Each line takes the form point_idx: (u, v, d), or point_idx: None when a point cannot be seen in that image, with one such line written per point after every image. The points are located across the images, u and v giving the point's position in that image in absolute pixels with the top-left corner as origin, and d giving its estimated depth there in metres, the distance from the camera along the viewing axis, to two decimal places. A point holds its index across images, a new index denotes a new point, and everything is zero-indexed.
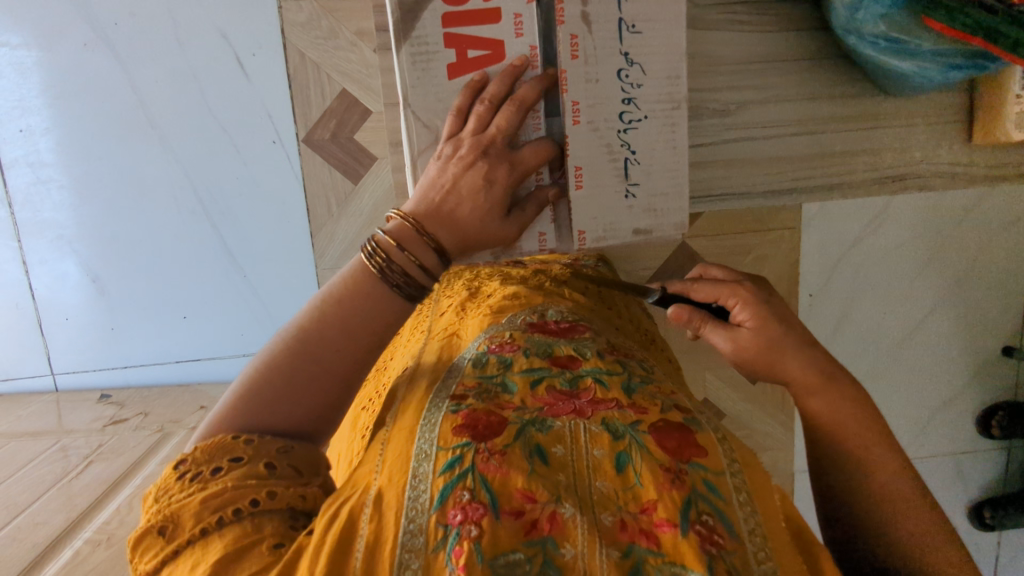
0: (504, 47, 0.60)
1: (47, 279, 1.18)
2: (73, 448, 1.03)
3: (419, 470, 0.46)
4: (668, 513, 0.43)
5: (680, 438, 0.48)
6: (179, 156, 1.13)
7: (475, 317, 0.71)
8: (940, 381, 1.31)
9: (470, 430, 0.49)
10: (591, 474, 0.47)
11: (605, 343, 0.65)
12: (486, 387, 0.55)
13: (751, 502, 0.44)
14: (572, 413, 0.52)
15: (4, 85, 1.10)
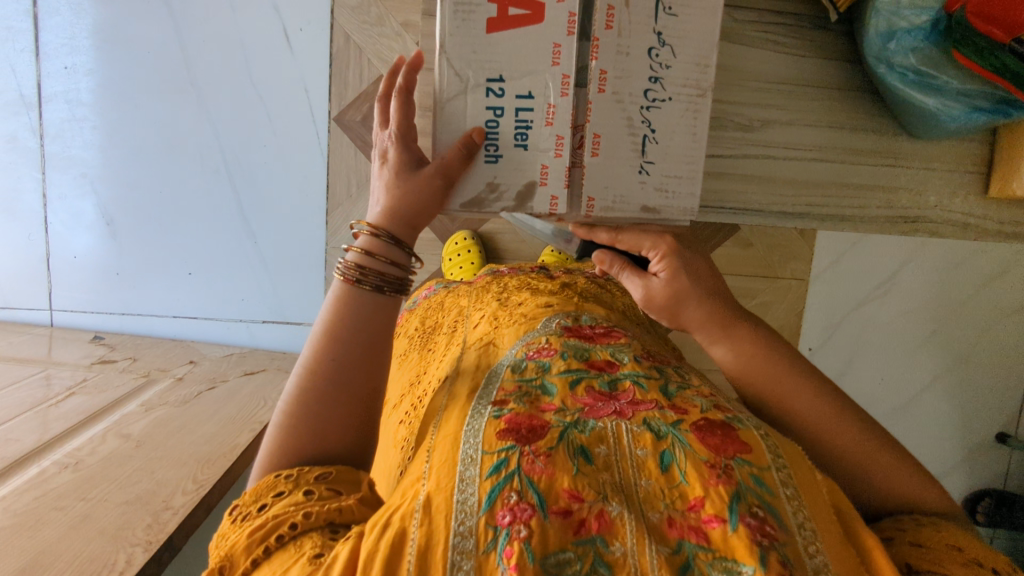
0: (545, 6, 0.47)
1: (63, 215, 1.20)
2: (57, 378, 1.03)
3: (465, 474, 0.36)
4: (716, 508, 0.35)
5: (724, 434, 0.39)
6: (212, 116, 1.15)
7: (512, 322, 0.60)
8: (932, 457, 1.27)
9: (515, 434, 0.39)
10: (635, 474, 0.38)
11: (643, 349, 0.54)
12: (525, 389, 0.45)
13: (799, 497, 0.36)
14: (613, 414, 0.42)
15: (58, 21, 1.13)
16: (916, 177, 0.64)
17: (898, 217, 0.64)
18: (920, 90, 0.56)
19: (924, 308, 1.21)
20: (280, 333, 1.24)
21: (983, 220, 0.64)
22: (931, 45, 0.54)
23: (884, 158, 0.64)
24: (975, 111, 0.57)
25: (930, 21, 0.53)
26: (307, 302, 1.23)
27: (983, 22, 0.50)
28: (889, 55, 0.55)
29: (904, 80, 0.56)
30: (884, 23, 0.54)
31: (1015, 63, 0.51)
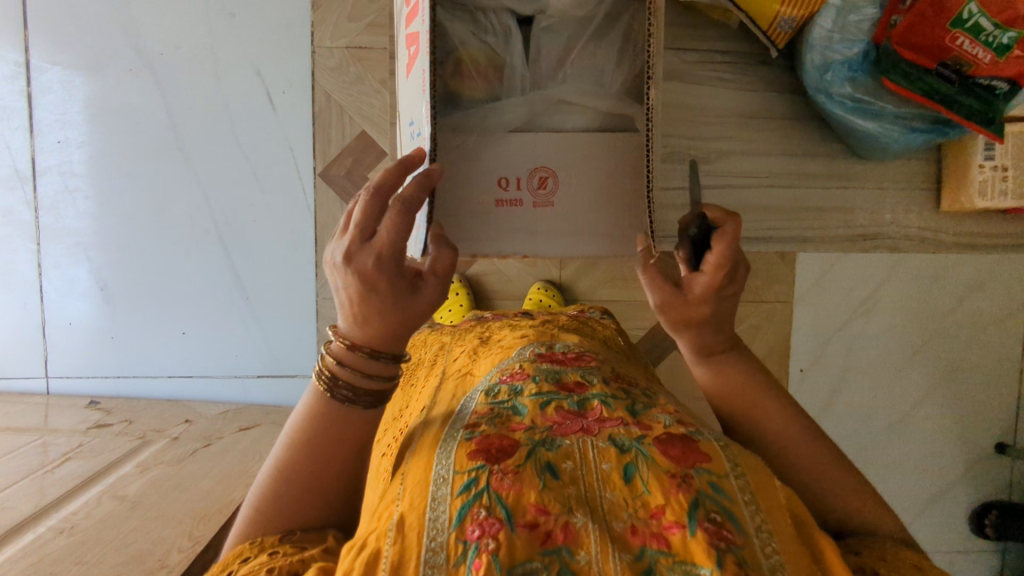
0: None
1: (57, 283, 1.22)
2: (53, 445, 1.04)
3: (436, 493, 0.38)
4: (676, 515, 0.37)
5: (684, 446, 0.42)
6: (201, 179, 1.19)
7: (490, 355, 0.63)
8: (932, 472, 1.27)
9: (484, 453, 0.41)
10: (600, 486, 0.40)
11: (612, 371, 0.57)
12: (497, 411, 0.47)
13: (754, 501, 0.39)
14: (580, 431, 0.44)
15: (51, 98, 1.18)
16: (869, 196, 0.94)
17: (856, 235, 0.96)
18: (862, 116, 0.84)
19: (908, 323, 1.22)
20: (274, 386, 1.25)
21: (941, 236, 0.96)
22: (862, 73, 0.80)
23: (834, 180, 0.93)
24: (914, 131, 0.84)
25: (860, 52, 0.79)
26: (300, 354, 1.24)
27: (905, 45, 0.77)
28: (829, 84, 0.82)
29: (845, 107, 0.84)
30: (822, 58, 0.80)
31: (945, 84, 0.78)
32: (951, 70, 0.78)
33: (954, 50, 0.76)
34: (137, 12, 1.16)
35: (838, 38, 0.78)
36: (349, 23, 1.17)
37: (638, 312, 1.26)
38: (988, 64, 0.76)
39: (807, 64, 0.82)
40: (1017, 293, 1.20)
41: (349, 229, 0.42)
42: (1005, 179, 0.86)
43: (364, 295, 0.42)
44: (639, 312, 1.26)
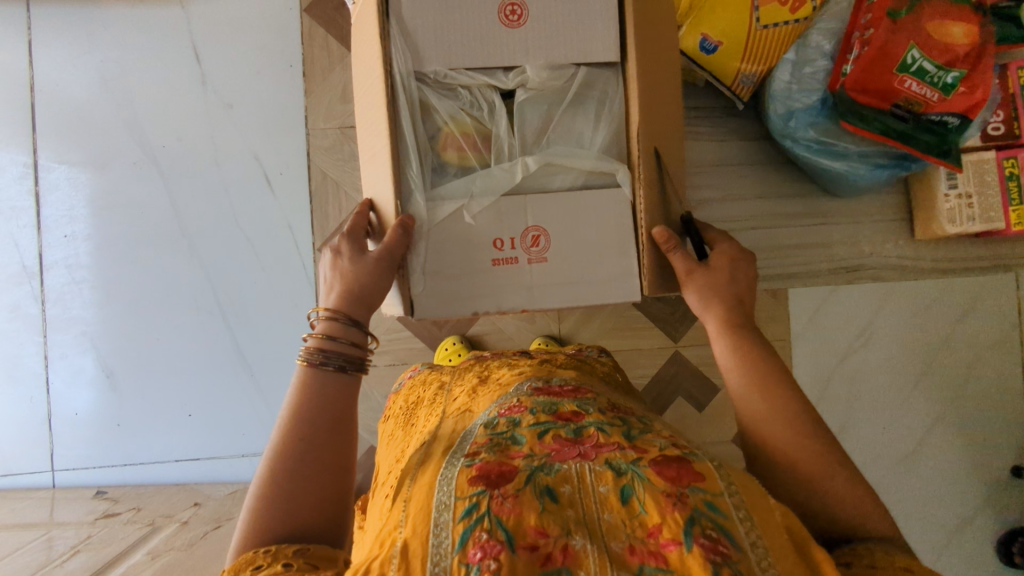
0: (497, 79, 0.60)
1: (63, 374, 1.23)
2: (60, 539, 1.02)
3: (439, 520, 0.44)
4: (672, 532, 0.43)
5: (680, 467, 0.47)
6: (204, 261, 1.23)
7: (486, 394, 0.68)
8: (952, 502, 1.25)
9: (484, 479, 0.46)
10: (598, 508, 0.46)
11: (608, 403, 0.63)
12: (496, 441, 0.53)
13: (751, 518, 0.45)
14: (577, 456, 0.50)
15: (58, 196, 1.23)
16: (845, 227, 1.20)
17: (838, 268, 1.21)
18: (827, 156, 0.93)
19: (906, 352, 1.24)
20: None
21: (913, 258, 1.21)
22: (823, 119, 0.89)
23: (814, 216, 1.19)
24: (880, 167, 0.93)
25: (818, 100, 0.88)
26: None
27: (856, 94, 0.86)
28: (793, 130, 0.92)
29: (811, 150, 0.93)
30: (785, 107, 0.90)
31: (901, 123, 0.87)
32: (904, 109, 0.87)
33: (902, 92, 0.85)
34: (141, 110, 1.22)
35: (796, 88, 0.88)
36: (341, 106, 1.24)
37: (640, 361, 1.27)
38: (937, 101, 0.85)
39: (771, 113, 0.92)
40: (1005, 314, 1.23)
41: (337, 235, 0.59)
42: (971, 204, 0.97)
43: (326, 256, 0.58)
44: (642, 360, 1.27)
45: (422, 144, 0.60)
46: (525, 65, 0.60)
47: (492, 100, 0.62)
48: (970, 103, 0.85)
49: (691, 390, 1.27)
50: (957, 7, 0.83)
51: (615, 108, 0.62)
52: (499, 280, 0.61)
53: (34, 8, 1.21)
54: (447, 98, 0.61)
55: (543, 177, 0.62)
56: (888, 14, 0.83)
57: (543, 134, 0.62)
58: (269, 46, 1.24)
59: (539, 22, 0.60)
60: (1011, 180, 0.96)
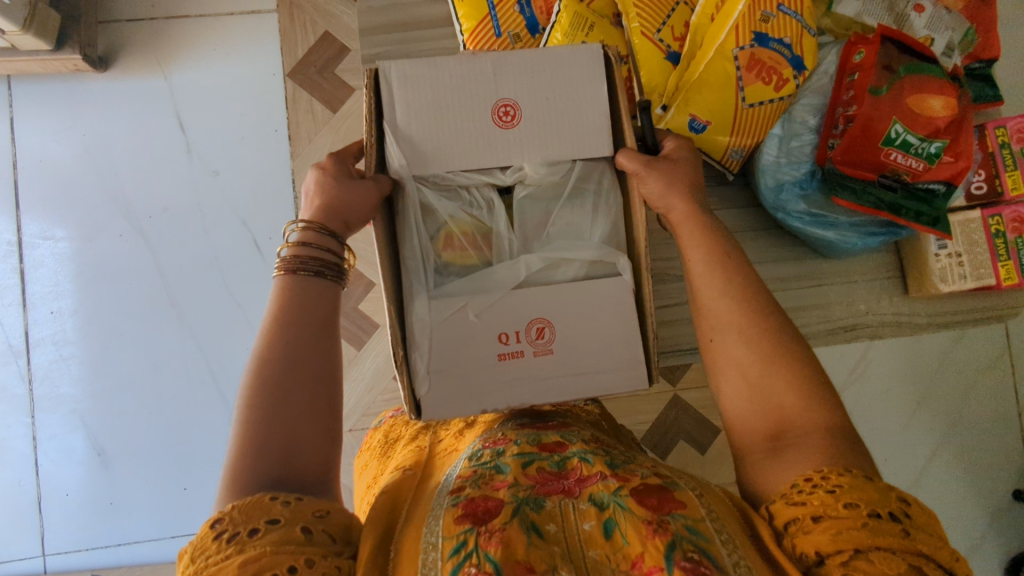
0: (486, 181, 0.62)
1: (53, 454, 1.20)
2: None
3: (427, 560, 0.45)
4: (654, 560, 0.45)
5: (660, 496, 0.50)
6: (195, 330, 1.21)
7: (471, 428, 0.71)
8: (959, 530, 1.24)
9: (470, 517, 0.48)
10: (583, 544, 0.47)
11: (590, 435, 0.67)
12: (481, 472, 0.56)
13: (733, 542, 0.47)
14: (561, 491, 0.53)
15: (43, 273, 1.21)
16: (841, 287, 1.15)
17: (837, 328, 1.15)
18: (819, 226, 0.93)
19: (902, 383, 1.24)
20: None
21: (910, 316, 1.17)
22: (814, 191, 0.91)
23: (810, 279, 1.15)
24: (871, 234, 0.93)
25: (807, 172, 0.91)
26: None
27: (845, 166, 0.88)
28: (785, 202, 0.93)
29: (803, 221, 0.93)
30: (774, 180, 0.92)
31: (890, 194, 0.88)
32: (891, 180, 0.88)
33: (890, 164, 0.87)
34: (126, 181, 1.22)
35: (786, 161, 0.90)
36: None
37: (638, 407, 1.27)
38: (923, 170, 0.88)
39: (761, 186, 0.94)
40: (994, 341, 1.25)
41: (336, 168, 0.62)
42: (961, 262, 0.98)
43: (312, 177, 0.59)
44: (641, 406, 1.27)
45: (423, 245, 0.60)
46: (523, 162, 0.62)
47: (491, 198, 0.62)
48: (955, 170, 0.87)
49: (692, 433, 1.27)
50: (937, 80, 0.85)
51: (611, 199, 0.64)
52: (507, 375, 0.60)
53: (15, 85, 1.21)
54: (447, 199, 0.61)
55: (547, 271, 0.61)
56: (870, 92, 0.85)
57: (543, 229, 0.63)
58: (253, 112, 1.24)
59: (533, 121, 0.61)
60: (998, 237, 0.97)
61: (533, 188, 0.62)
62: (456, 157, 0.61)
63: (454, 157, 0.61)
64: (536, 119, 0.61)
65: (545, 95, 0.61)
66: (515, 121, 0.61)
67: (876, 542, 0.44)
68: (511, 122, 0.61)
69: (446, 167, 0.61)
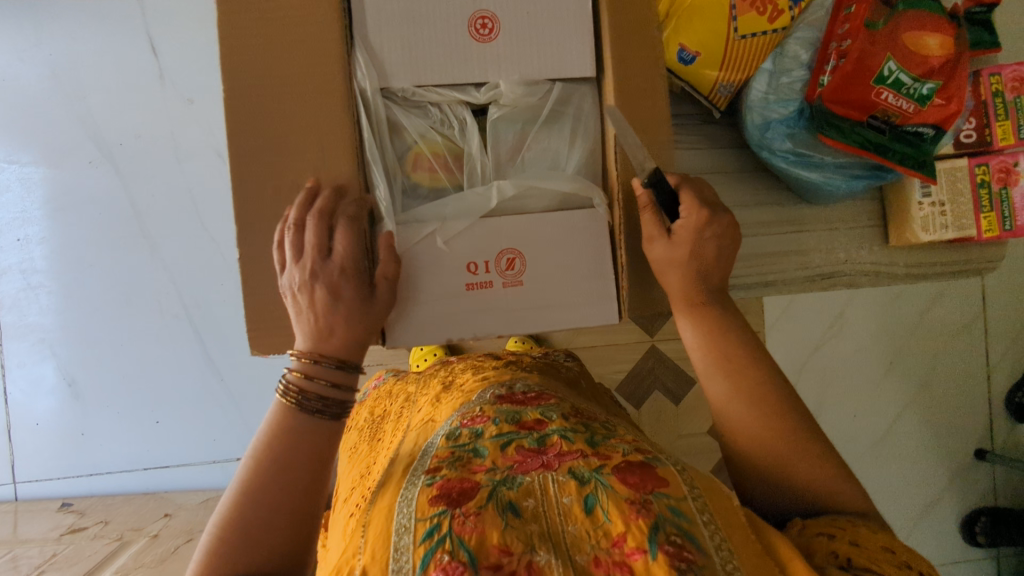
0: (461, 99, 0.58)
1: (22, 383, 1.18)
2: (24, 559, 1.00)
3: (399, 543, 0.46)
4: (636, 540, 0.45)
5: (642, 473, 0.51)
6: (168, 264, 1.18)
7: (450, 399, 0.71)
8: (919, 486, 1.29)
9: (445, 498, 0.49)
10: (563, 519, 0.49)
11: (570, 408, 0.66)
12: (458, 455, 0.56)
13: (714, 520, 0.48)
14: (540, 467, 0.53)
15: (9, 199, 1.17)
16: (825, 235, 0.95)
17: (814, 276, 0.95)
18: (802, 167, 0.86)
19: (877, 342, 1.26)
20: None
21: (890, 266, 0.95)
22: (801, 130, 0.83)
23: (793, 225, 0.95)
24: (855, 177, 0.85)
25: (795, 110, 0.82)
26: None
27: (835, 105, 0.79)
28: (769, 141, 0.85)
29: (788, 160, 0.86)
30: (761, 117, 0.83)
31: (877, 135, 0.80)
32: (881, 121, 0.79)
33: (880, 104, 0.78)
34: (94, 106, 1.17)
35: (773, 98, 0.82)
36: None
37: (614, 356, 1.28)
38: (914, 113, 0.78)
39: (747, 123, 0.85)
40: (970, 304, 1.26)
41: (291, 240, 0.49)
42: (944, 213, 0.85)
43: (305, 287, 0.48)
44: (617, 355, 1.28)
45: (390, 165, 0.57)
46: (498, 80, 0.57)
47: (464, 118, 0.59)
48: (945, 114, 0.78)
49: (666, 385, 1.28)
50: (933, 16, 0.75)
51: (591, 125, 0.61)
52: (475, 309, 0.57)
53: None
54: (416, 115, 0.58)
55: (519, 199, 0.58)
56: (865, 25, 0.76)
57: (517, 153, 0.60)
58: None
59: (512, 36, 0.57)
60: (983, 187, 0.85)
61: (510, 108, 0.59)
62: (429, 72, 0.56)
63: (426, 72, 0.56)
64: (515, 35, 0.57)
65: (527, 10, 0.57)
66: (494, 37, 0.57)
67: (863, 561, 0.45)
68: (489, 38, 0.57)
69: (418, 82, 0.56)
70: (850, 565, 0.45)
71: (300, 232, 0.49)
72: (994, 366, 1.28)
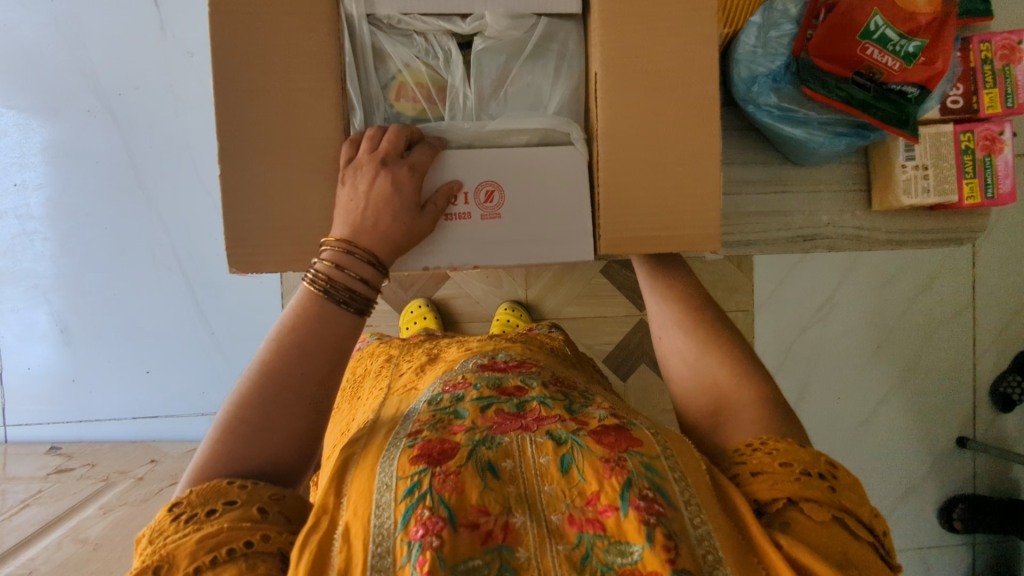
0: (446, 29, 0.56)
1: (15, 327, 1.20)
2: (11, 492, 1.02)
3: (380, 500, 0.42)
4: (610, 498, 0.43)
5: (618, 434, 0.48)
6: (163, 216, 1.19)
7: (434, 369, 0.70)
8: (898, 471, 1.30)
9: (425, 457, 0.46)
10: (539, 480, 0.46)
11: (551, 376, 0.65)
12: (439, 417, 0.53)
13: (686, 481, 0.45)
14: (519, 428, 0.50)
15: (7, 143, 1.17)
16: (805, 198, 0.86)
17: (796, 237, 0.86)
18: (788, 123, 0.77)
19: (866, 326, 1.26)
20: None
21: (871, 230, 0.86)
22: (788, 85, 0.75)
23: (776, 184, 0.86)
24: (839, 136, 0.78)
25: (783, 65, 0.75)
26: None
27: (820, 59, 0.73)
28: (755, 95, 0.77)
29: (772, 116, 0.77)
30: (747, 71, 0.76)
31: (861, 92, 0.73)
32: (865, 78, 0.73)
33: (865, 59, 0.72)
34: (93, 53, 1.16)
35: (761, 52, 0.75)
36: None
37: (603, 328, 1.28)
38: (898, 72, 0.72)
39: (734, 77, 0.77)
40: (961, 292, 1.26)
41: (366, 141, 0.49)
42: (927, 176, 0.80)
43: (371, 168, 0.48)
44: (606, 327, 1.28)
45: (373, 93, 0.55)
46: (484, 12, 0.55)
47: (449, 49, 0.56)
48: (929, 74, 0.71)
49: (653, 360, 1.29)
50: None
51: (576, 64, 0.57)
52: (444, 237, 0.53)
53: None
54: (401, 44, 0.56)
55: (496, 133, 0.55)
56: None
57: (500, 89, 0.57)
58: None
59: None
60: (966, 154, 0.80)
61: (496, 42, 0.56)
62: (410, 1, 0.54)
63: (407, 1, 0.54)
64: None
65: None
66: None
67: (766, 494, 0.45)
68: None
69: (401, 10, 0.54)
70: (761, 505, 0.45)
71: (380, 138, 0.50)
72: (980, 355, 1.28)
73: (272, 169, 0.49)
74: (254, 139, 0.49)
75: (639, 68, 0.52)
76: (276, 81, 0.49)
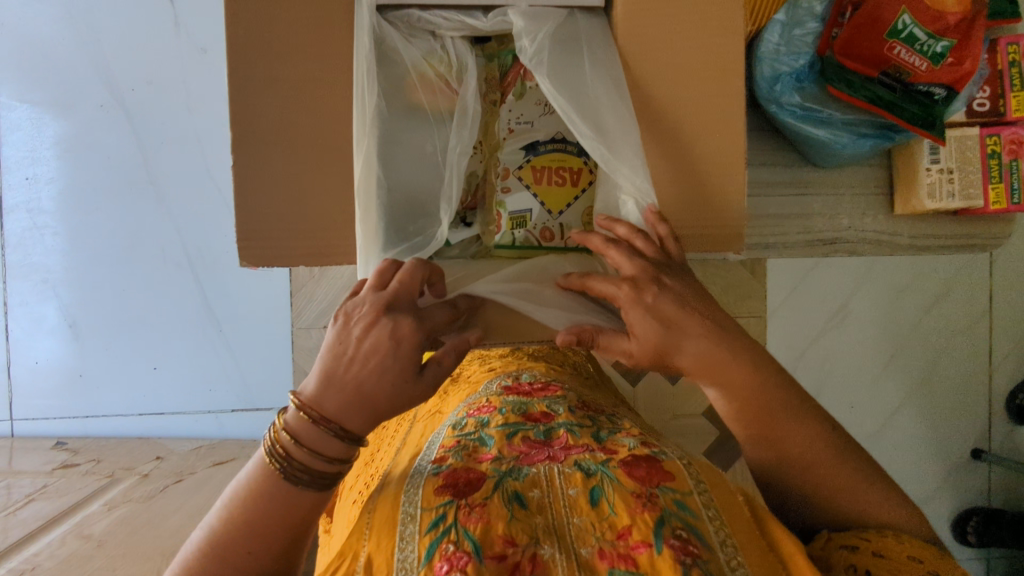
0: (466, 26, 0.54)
1: (25, 321, 1.20)
2: (17, 486, 1.01)
3: (404, 533, 0.42)
4: (642, 534, 0.42)
5: (649, 467, 0.48)
6: (174, 214, 1.19)
7: (457, 393, 0.69)
8: (912, 483, 1.28)
9: (452, 488, 0.45)
10: (568, 511, 0.45)
11: (578, 399, 0.63)
12: (464, 444, 0.52)
13: (719, 515, 0.45)
14: (546, 459, 0.50)
15: (20, 138, 1.18)
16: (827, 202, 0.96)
17: (815, 241, 0.98)
18: (811, 123, 0.83)
19: (881, 334, 1.24)
20: (247, 420, 1.23)
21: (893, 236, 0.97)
22: (811, 84, 0.80)
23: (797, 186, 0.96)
24: (863, 136, 0.83)
25: (806, 63, 0.79)
26: (273, 384, 1.23)
27: (847, 59, 0.77)
28: (778, 95, 0.82)
29: (796, 116, 0.82)
30: (771, 69, 0.80)
31: (888, 92, 0.78)
32: (892, 78, 0.77)
33: (892, 60, 0.76)
34: (108, 48, 1.16)
35: (785, 51, 0.79)
36: None
37: None
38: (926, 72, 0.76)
39: (756, 76, 0.81)
40: (978, 301, 1.24)
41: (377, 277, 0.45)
42: (952, 180, 0.85)
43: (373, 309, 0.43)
44: None
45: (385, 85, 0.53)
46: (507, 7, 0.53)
47: (464, 48, 0.55)
48: (957, 75, 0.75)
49: None
50: None
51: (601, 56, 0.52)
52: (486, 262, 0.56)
53: None
54: (416, 39, 0.54)
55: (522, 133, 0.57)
56: None
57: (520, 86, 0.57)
58: None
59: None
60: (992, 158, 0.84)
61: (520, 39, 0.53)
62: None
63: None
64: None
65: None
66: None
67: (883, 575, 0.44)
68: None
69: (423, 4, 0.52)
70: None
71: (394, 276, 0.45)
72: (996, 365, 1.26)
73: (285, 163, 0.49)
74: (268, 131, 0.48)
75: (662, 64, 0.51)
76: (293, 72, 0.48)
